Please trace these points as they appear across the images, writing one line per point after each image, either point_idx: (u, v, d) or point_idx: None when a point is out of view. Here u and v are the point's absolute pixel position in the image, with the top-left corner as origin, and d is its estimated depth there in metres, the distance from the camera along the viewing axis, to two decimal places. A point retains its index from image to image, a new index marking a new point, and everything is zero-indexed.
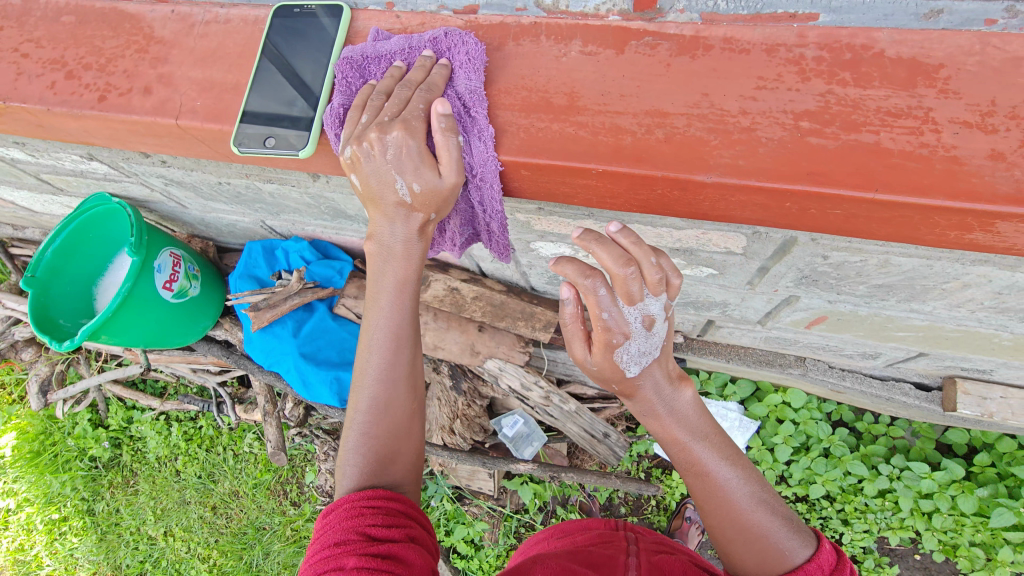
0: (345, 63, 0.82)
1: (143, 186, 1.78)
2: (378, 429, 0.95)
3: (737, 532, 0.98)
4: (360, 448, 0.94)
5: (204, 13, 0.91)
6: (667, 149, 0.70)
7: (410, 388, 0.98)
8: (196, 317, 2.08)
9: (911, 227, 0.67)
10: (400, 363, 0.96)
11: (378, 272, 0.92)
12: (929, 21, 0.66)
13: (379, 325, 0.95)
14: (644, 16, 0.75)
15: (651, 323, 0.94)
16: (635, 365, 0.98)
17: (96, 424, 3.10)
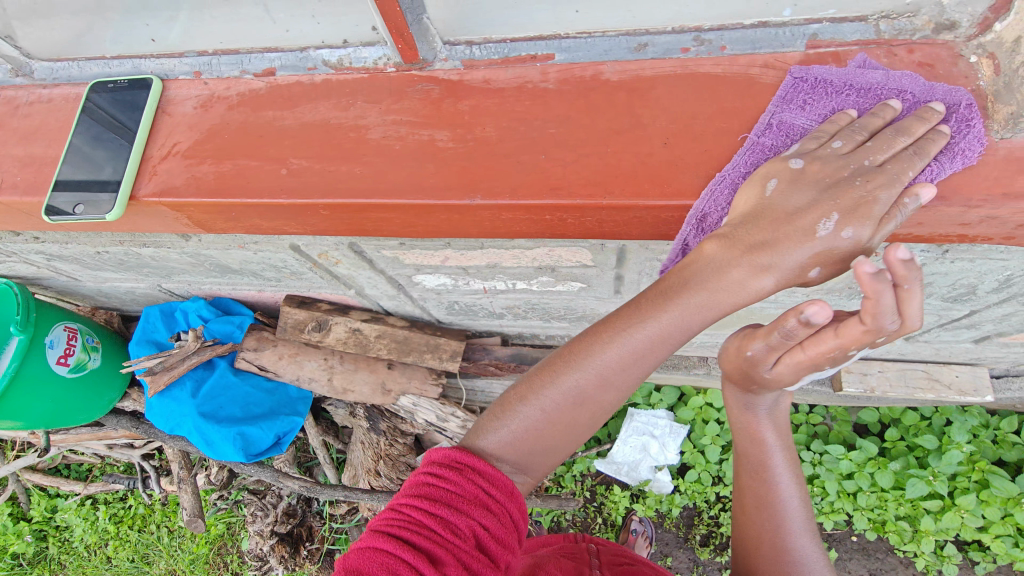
0: (795, 78, 0.73)
1: (28, 264, 1.77)
2: (552, 422, 0.81)
3: (774, 552, 1.00)
4: (531, 422, 0.81)
5: (29, 95, 0.96)
6: (440, 179, 0.79)
7: (613, 403, 0.83)
8: (100, 389, 2.04)
9: (652, 224, 0.78)
10: (635, 379, 0.80)
11: (708, 272, 0.72)
12: (640, 52, 0.78)
13: (651, 326, 0.76)
14: (412, 67, 0.84)
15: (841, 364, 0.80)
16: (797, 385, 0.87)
17: (16, 519, 3.00)
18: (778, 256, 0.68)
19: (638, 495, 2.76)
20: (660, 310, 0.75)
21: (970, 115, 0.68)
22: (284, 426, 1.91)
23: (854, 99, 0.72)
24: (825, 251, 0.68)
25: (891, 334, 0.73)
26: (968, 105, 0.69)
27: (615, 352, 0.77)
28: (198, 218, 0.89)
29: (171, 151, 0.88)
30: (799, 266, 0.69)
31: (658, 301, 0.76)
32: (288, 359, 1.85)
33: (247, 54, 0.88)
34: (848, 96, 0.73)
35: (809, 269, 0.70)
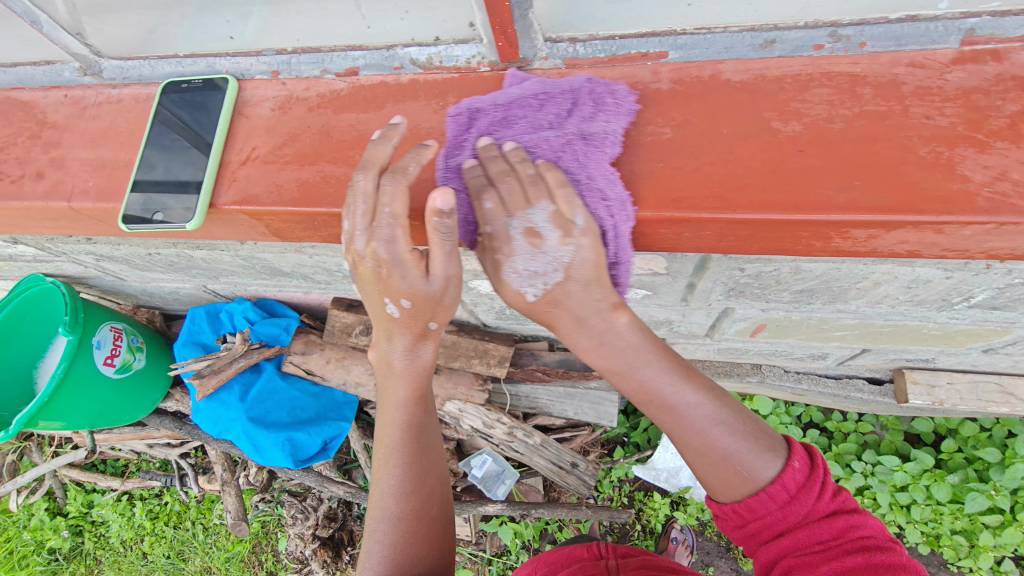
0: (453, 117, 0.78)
1: (76, 264, 1.75)
2: (392, 540, 0.97)
3: (707, 462, 0.88)
4: (377, 560, 0.96)
5: (97, 95, 0.92)
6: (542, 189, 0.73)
7: (420, 493, 0.99)
8: (145, 390, 2.03)
9: (777, 241, 0.70)
10: (410, 473, 0.98)
11: (385, 386, 0.97)
12: (765, 49, 0.71)
13: (394, 437, 0.99)
14: (509, 66, 0.78)
15: (539, 240, 0.74)
16: (532, 287, 0.78)
17: (53, 513, 3.03)
18: (398, 344, 0.90)
19: (680, 503, 2.70)
20: (379, 426, 1.01)
21: (603, 89, 0.73)
22: (332, 431, 1.83)
23: (503, 113, 0.76)
24: (415, 311, 0.83)
25: (552, 188, 0.73)
26: (593, 82, 0.74)
27: (381, 468, 1.00)
28: (277, 227, 0.85)
29: (250, 156, 0.83)
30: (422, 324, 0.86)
31: (379, 421, 1.01)
32: (335, 362, 1.80)
33: (329, 52, 0.83)
34: (499, 111, 0.76)
35: (432, 324, 0.87)
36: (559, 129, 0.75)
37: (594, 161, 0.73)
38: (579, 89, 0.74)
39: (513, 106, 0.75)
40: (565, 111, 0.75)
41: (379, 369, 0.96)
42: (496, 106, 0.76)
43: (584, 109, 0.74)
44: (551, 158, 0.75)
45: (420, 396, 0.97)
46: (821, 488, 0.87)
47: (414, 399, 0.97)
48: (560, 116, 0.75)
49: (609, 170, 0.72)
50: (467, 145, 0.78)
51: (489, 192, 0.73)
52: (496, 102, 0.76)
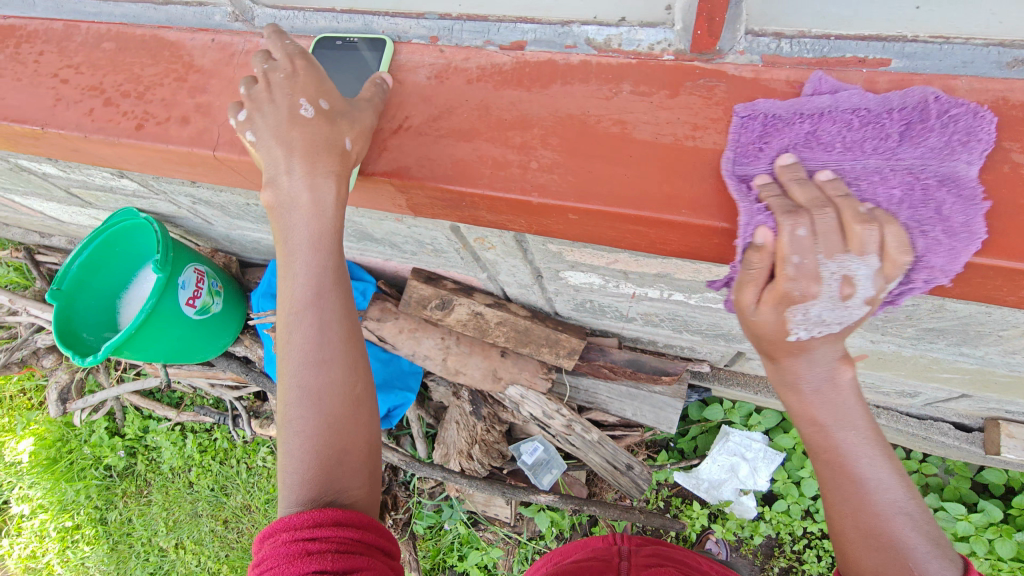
0: (742, 120, 0.69)
1: (171, 204, 1.79)
2: (312, 422, 0.86)
3: (864, 542, 0.80)
4: (296, 445, 0.86)
5: (245, 43, 0.90)
6: (725, 199, 0.67)
7: (340, 366, 0.87)
8: (218, 333, 2.08)
9: (984, 285, 0.64)
10: (325, 342, 0.86)
11: (285, 233, 0.81)
12: (1013, 69, 0.65)
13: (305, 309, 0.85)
14: (700, 57, 0.71)
15: (852, 291, 0.64)
16: (805, 331, 0.69)
17: (112, 433, 3.20)
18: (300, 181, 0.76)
19: (719, 515, 2.62)
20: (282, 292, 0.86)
21: (943, 112, 0.64)
22: (397, 399, 1.86)
23: (813, 128, 0.67)
24: (332, 119, 0.74)
25: (856, 224, 0.62)
26: (944, 101, 0.64)
27: (288, 346, 0.87)
28: (419, 203, 0.82)
29: (403, 125, 0.80)
30: (335, 151, 0.74)
31: (283, 289, 0.86)
32: (408, 333, 1.81)
33: (498, 22, 0.78)
34: (808, 123, 0.67)
35: (347, 147, 0.75)
36: (888, 156, 0.65)
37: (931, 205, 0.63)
38: (915, 107, 0.65)
39: (830, 117, 0.67)
40: (904, 136, 0.65)
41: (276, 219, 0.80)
42: (812, 117, 0.67)
43: (921, 133, 0.65)
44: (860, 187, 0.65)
45: (334, 252, 0.83)
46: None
47: (324, 248, 0.82)
48: (894, 138, 0.65)
49: (943, 217, 0.62)
50: (765, 157, 0.68)
51: (802, 219, 0.62)
52: (801, 111, 0.67)
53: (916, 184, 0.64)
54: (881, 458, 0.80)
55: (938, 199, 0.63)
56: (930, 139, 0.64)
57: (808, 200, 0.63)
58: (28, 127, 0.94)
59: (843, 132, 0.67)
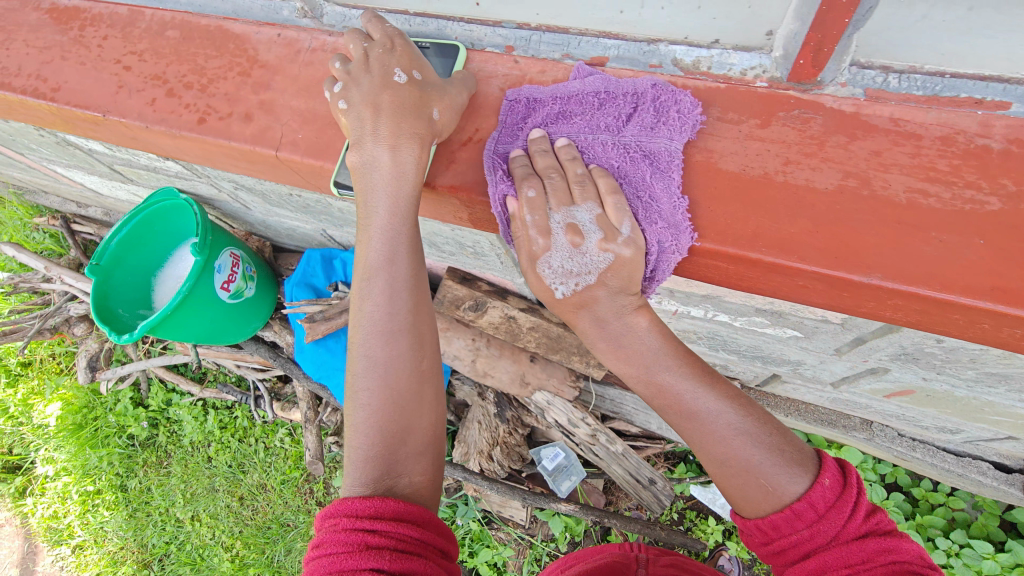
0: (510, 103, 0.81)
1: (212, 187, 1.79)
2: (380, 397, 0.83)
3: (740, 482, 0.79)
4: (364, 421, 0.83)
5: (311, 40, 0.89)
6: (818, 241, 0.67)
7: (410, 340, 0.85)
8: (249, 317, 2.10)
9: None
10: (396, 316, 0.84)
11: (365, 200, 0.79)
12: None
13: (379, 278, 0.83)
14: (798, 86, 0.73)
15: (581, 240, 0.75)
16: (563, 285, 0.79)
17: (136, 403, 3.27)
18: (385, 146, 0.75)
19: (733, 532, 2.55)
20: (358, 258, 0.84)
21: (662, 96, 0.76)
22: None
23: (561, 108, 0.80)
24: (423, 88, 0.77)
25: (572, 184, 0.76)
26: (660, 87, 0.76)
27: (359, 315, 0.85)
28: (484, 216, 0.83)
29: (472, 137, 0.82)
30: (423, 117, 0.76)
31: (359, 257, 0.84)
32: (440, 331, 1.83)
33: (579, 36, 0.79)
34: (558, 105, 0.80)
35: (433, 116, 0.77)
36: (615, 132, 0.78)
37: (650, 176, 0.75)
38: (638, 93, 0.77)
39: (572, 98, 0.79)
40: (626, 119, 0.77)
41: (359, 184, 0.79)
42: (561, 100, 0.80)
43: (641, 115, 0.77)
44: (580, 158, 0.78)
45: (411, 222, 0.81)
46: (853, 507, 0.74)
47: (404, 217, 0.80)
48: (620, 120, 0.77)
49: (654, 187, 0.75)
50: (523, 134, 0.80)
51: (532, 183, 0.75)
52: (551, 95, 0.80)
53: (642, 158, 0.76)
54: (701, 388, 0.81)
55: (640, 169, 0.76)
56: (646, 118, 0.76)
57: (542, 167, 0.76)
58: (89, 113, 0.94)
59: (579, 112, 0.79)
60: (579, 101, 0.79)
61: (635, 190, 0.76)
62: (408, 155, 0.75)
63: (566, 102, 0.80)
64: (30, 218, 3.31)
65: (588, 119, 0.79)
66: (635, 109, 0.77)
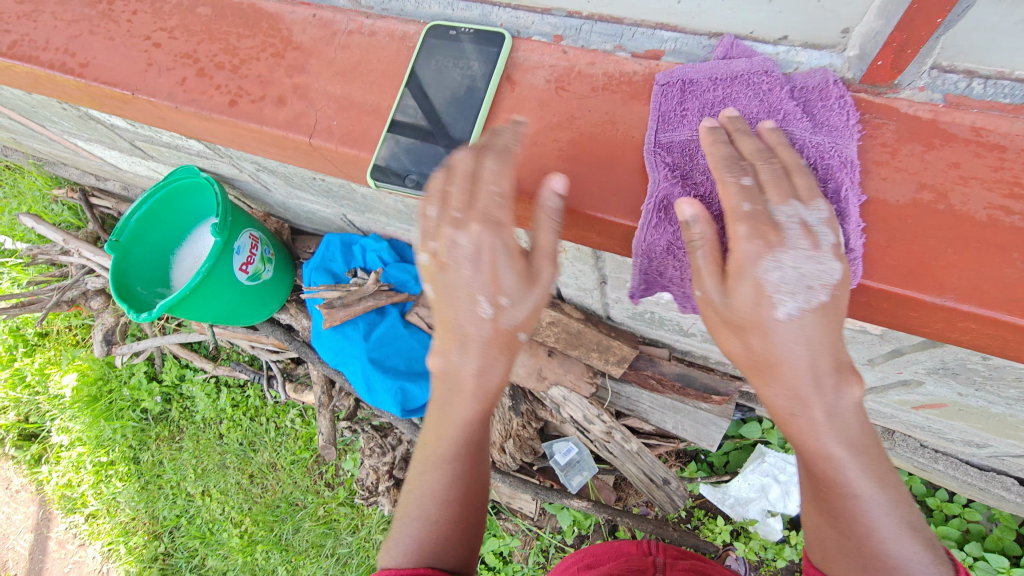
0: (662, 87, 0.75)
1: (234, 167, 1.77)
2: (440, 494, 0.91)
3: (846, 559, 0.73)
4: (422, 510, 0.90)
5: (348, 22, 0.86)
6: (889, 258, 0.67)
7: (473, 453, 0.90)
8: (266, 299, 2.09)
9: None
10: (467, 435, 0.89)
11: (461, 333, 0.81)
12: None
13: (459, 376, 0.83)
14: (871, 88, 0.71)
15: (816, 241, 0.67)
16: (789, 301, 0.67)
17: (150, 378, 3.29)
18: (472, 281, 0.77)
19: (741, 533, 2.47)
20: (448, 379, 0.87)
21: (840, 96, 0.71)
22: None
23: (725, 92, 0.73)
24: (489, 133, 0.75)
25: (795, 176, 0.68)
26: (829, 79, 0.71)
27: (438, 424, 0.90)
28: (522, 215, 0.81)
29: (517, 130, 0.77)
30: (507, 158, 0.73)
31: (444, 371, 0.86)
32: None
33: (633, 27, 0.76)
34: (719, 88, 0.74)
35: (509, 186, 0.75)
36: (791, 125, 0.71)
37: (832, 185, 0.69)
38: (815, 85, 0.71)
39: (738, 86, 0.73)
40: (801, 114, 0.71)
41: (452, 301, 0.80)
42: (726, 85, 0.73)
43: (822, 113, 0.71)
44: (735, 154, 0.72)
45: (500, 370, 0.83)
46: None
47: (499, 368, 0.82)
48: (798, 112, 0.71)
49: (840, 197, 0.69)
50: (684, 123, 0.74)
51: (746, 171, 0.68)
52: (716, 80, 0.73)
53: (823, 152, 0.70)
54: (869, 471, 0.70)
55: (829, 164, 0.69)
56: (819, 110, 0.71)
57: (753, 154, 0.69)
58: (117, 90, 0.91)
59: (751, 97, 0.73)
60: (751, 87, 0.72)
61: (825, 186, 0.70)
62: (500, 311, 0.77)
63: (736, 86, 0.73)
64: (48, 189, 3.32)
65: (756, 105, 0.72)
66: (806, 101, 0.71)
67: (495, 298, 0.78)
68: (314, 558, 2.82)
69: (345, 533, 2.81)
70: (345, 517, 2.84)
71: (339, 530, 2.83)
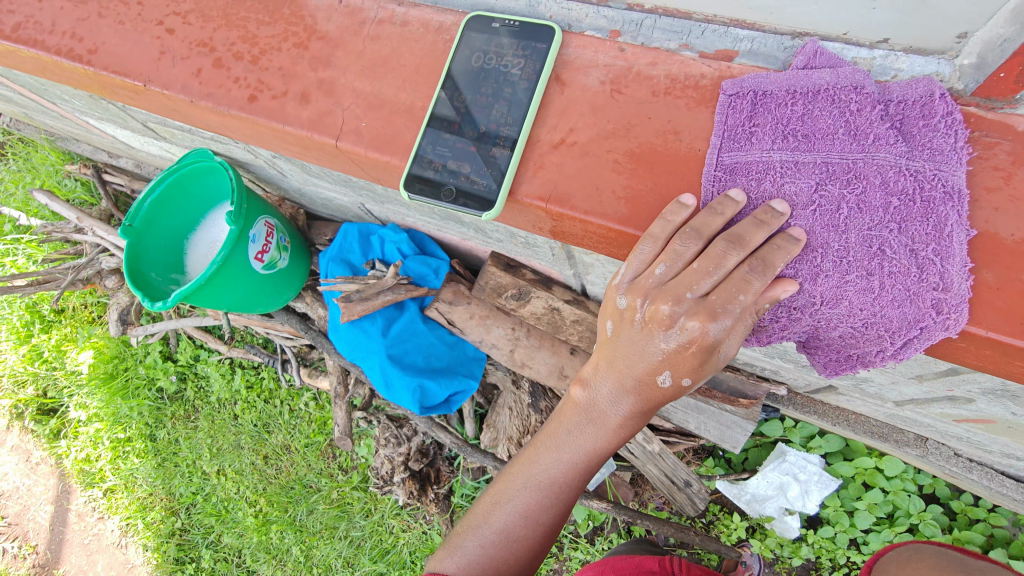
0: (730, 98, 0.70)
1: (249, 152, 1.71)
2: (510, 531, 1.00)
3: None
4: (489, 535, 1.01)
5: (378, 10, 0.78)
6: (1001, 301, 0.64)
7: (552, 510, 1.00)
8: (282, 287, 2.04)
9: None
10: (556, 491, 0.99)
11: (590, 404, 0.93)
12: None
13: (602, 414, 0.92)
14: (985, 102, 0.67)
15: None
16: None
17: (165, 357, 3.29)
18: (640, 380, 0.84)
19: (758, 530, 2.42)
20: (559, 435, 0.99)
21: (946, 112, 0.65)
22: (461, 386, 1.77)
23: (803, 109, 0.69)
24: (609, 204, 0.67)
25: None
26: (927, 96, 0.66)
27: (534, 471, 1.00)
28: (569, 229, 0.76)
29: (566, 138, 0.72)
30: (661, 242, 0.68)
31: (562, 431, 0.98)
32: (478, 320, 1.69)
33: (702, 23, 0.71)
34: (798, 104, 0.69)
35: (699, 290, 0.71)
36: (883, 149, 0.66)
37: (932, 220, 0.65)
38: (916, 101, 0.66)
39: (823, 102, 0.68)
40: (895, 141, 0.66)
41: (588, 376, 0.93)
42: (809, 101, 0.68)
43: (923, 134, 0.66)
44: (815, 180, 0.67)
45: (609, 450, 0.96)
46: None
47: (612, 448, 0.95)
48: (891, 136, 0.66)
49: (942, 233, 0.64)
50: (753, 141, 0.69)
51: None
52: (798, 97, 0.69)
53: (918, 180, 0.65)
54: None
55: (925, 194, 0.65)
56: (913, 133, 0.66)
57: None
58: (129, 81, 0.85)
59: (835, 116, 0.68)
60: (834, 105, 0.68)
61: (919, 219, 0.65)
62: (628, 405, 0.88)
63: (815, 103, 0.68)
64: (62, 164, 3.28)
65: (842, 125, 0.67)
66: (899, 121, 0.67)
67: (680, 376, 0.81)
68: (328, 540, 2.85)
69: (358, 517, 2.82)
70: (358, 501, 2.84)
71: (352, 514, 2.84)
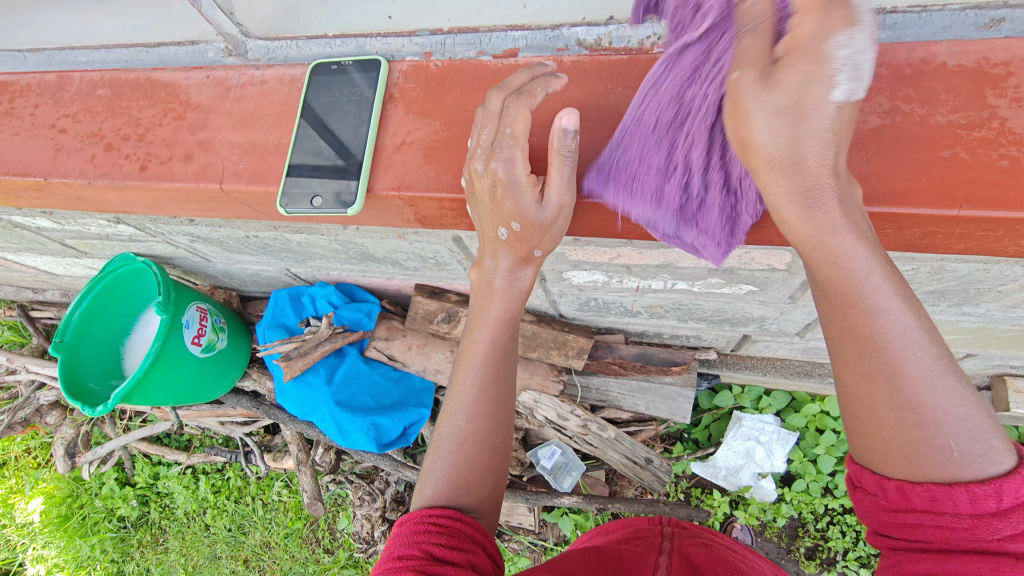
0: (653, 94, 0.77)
1: (168, 244, 1.79)
2: (465, 437, 1.05)
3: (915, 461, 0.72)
4: (452, 446, 1.05)
5: (239, 76, 0.94)
6: None
7: (495, 402, 1.07)
8: (225, 368, 2.08)
9: (945, 222, 0.75)
10: (494, 380, 1.07)
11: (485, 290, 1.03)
12: (992, 28, 0.77)
13: (491, 282, 1.01)
14: None
15: None
16: None
17: (122, 483, 3.15)
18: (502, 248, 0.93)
19: (740, 502, 2.50)
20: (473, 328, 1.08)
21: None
22: (414, 417, 1.83)
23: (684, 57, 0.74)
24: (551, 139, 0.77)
25: None
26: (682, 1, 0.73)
27: (467, 369, 1.07)
28: (427, 211, 0.91)
29: (405, 140, 0.88)
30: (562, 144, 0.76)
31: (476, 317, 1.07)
32: (416, 349, 1.79)
33: (488, 32, 0.88)
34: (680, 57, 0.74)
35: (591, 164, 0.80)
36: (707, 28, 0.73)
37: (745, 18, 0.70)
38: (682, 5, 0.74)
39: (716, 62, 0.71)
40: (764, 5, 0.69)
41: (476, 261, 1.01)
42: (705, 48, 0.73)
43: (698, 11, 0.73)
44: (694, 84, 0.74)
45: (511, 329, 1.07)
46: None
47: (514, 320, 1.06)
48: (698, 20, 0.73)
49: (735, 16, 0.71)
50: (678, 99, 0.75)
51: None
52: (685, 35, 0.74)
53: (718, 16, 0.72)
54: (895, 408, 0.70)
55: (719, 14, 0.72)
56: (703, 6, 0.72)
57: None
58: (31, 179, 0.96)
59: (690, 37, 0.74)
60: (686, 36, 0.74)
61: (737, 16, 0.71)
62: (524, 276, 0.99)
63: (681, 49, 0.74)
64: None
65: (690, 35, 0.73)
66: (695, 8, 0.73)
67: (510, 225, 0.86)
68: None
69: None
70: None
71: None
